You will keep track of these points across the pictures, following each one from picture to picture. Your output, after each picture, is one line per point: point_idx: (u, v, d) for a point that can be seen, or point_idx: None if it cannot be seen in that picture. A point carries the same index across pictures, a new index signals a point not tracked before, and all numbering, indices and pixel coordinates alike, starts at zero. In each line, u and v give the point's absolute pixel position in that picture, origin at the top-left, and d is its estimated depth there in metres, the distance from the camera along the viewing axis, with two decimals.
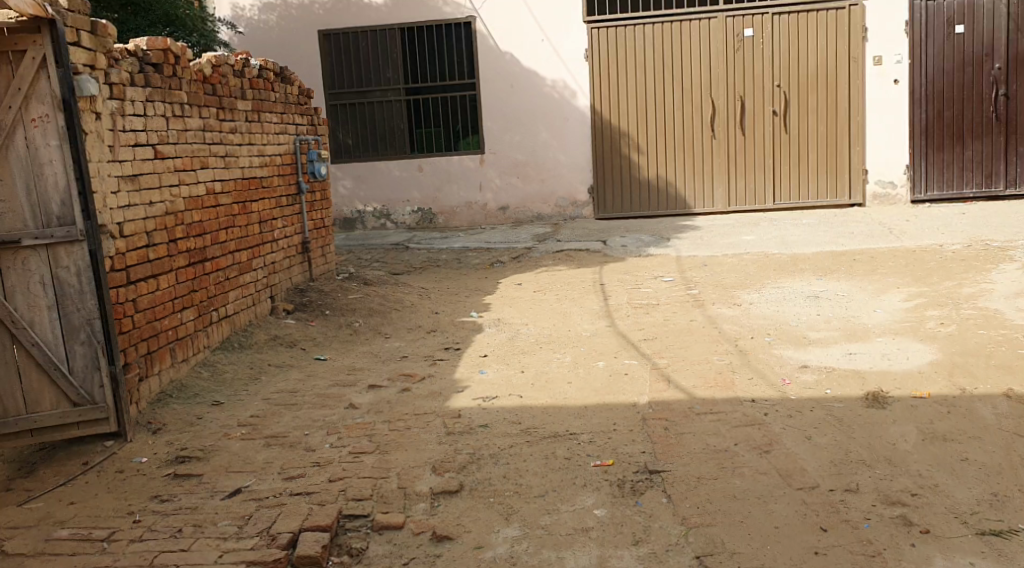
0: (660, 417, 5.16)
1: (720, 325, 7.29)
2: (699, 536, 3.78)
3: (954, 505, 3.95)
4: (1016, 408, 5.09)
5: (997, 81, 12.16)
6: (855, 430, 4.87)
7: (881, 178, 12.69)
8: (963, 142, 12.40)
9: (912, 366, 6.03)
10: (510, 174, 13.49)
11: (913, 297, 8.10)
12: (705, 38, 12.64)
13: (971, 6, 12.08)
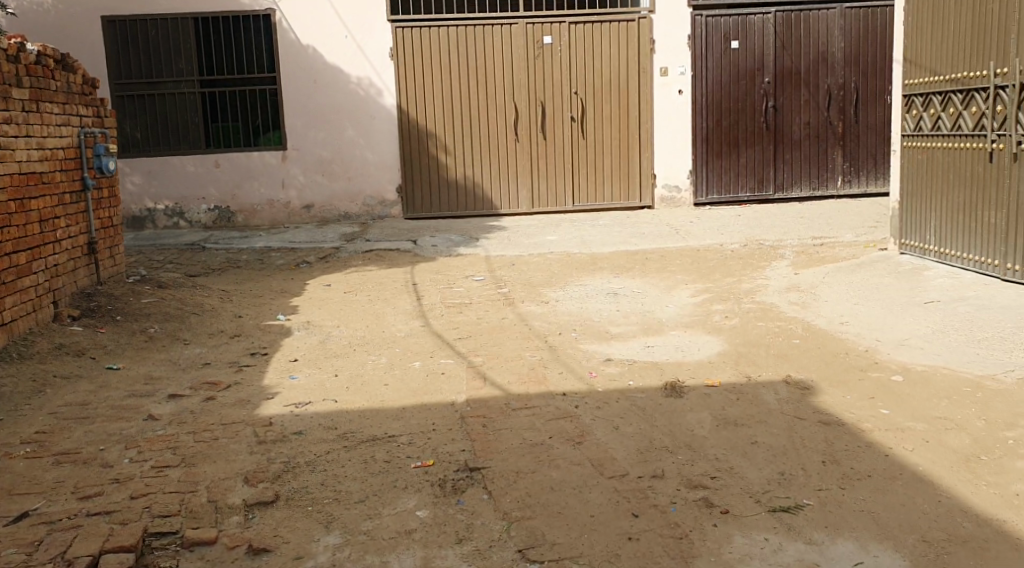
0: (477, 415, 5.24)
1: (529, 323, 7.51)
2: (520, 530, 3.87)
3: (747, 485, 4.31)
4: (794, 393, 5.63)
5: (767, 94, 13.31)
6: (657, 419, 5.19)
7: (669, 182, 13.52)
8: (739, 150, 13.47)
9: (704, 356, 6.50)
10: (314, 171, 13.14)
11: (700, 292, 8.72)
12: (505, 42, 12.93)
13: (745, 24, 13.13)
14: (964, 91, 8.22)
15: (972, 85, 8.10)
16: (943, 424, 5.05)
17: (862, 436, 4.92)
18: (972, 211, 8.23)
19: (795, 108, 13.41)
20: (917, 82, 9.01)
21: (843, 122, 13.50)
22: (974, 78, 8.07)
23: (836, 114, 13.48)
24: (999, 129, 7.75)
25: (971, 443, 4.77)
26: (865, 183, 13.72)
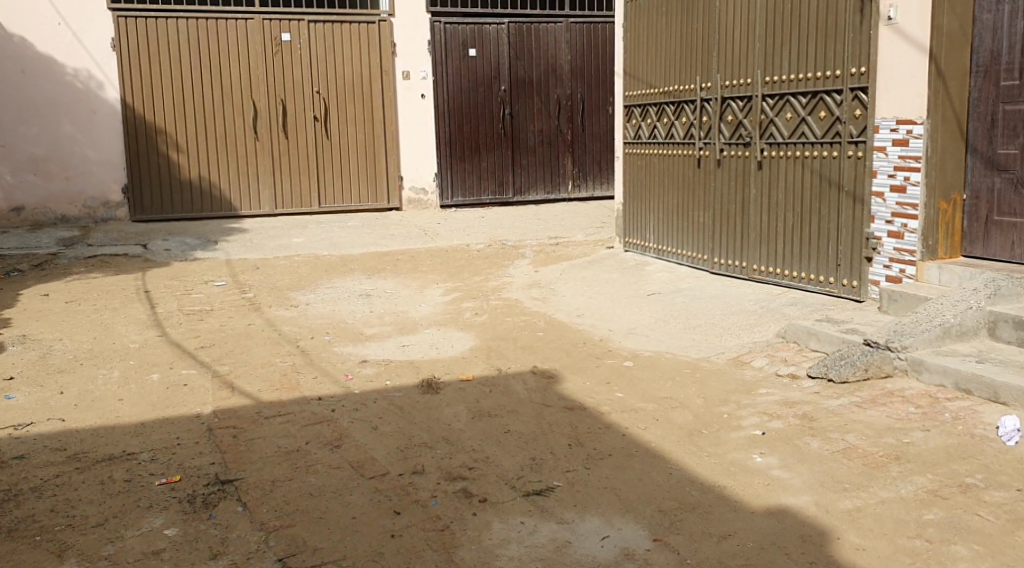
0: (227, 425, 5.02)
1: (279, 327, 7.30)
2: (280, 538, 3.77)
3: (503, 473, 4.51)
4: (542, 383, 5.95)
5: (503, 101, 13.87)
6: (415, 416, 5.27)
7: (414, 184, 13.66)
8: (479, 154, 13.92)
9: (456, 352, 6.68)
10: (26, 170, 11.85)
11: (450, 291, 8.93)
12: (239, 38, 12.42)
13: (481, 33, 13.60)
14: (676, 103, 9.09)
15: (682, 97, 8.98)
16: (670, 403, 5.57)
17: (602, 418, 5.31)
18: (685, 212, 9.10)
19: (530, 115, 14.09)
20: (636, 94, 9.84)
21: (571, 130, 14.39)
22: (684, 91, 8.95)
23: (565, 122, 14.33)
24: (705, 138, 8.64)
25: (694, 418, 5.31)
26: (592, 187, 14.71)
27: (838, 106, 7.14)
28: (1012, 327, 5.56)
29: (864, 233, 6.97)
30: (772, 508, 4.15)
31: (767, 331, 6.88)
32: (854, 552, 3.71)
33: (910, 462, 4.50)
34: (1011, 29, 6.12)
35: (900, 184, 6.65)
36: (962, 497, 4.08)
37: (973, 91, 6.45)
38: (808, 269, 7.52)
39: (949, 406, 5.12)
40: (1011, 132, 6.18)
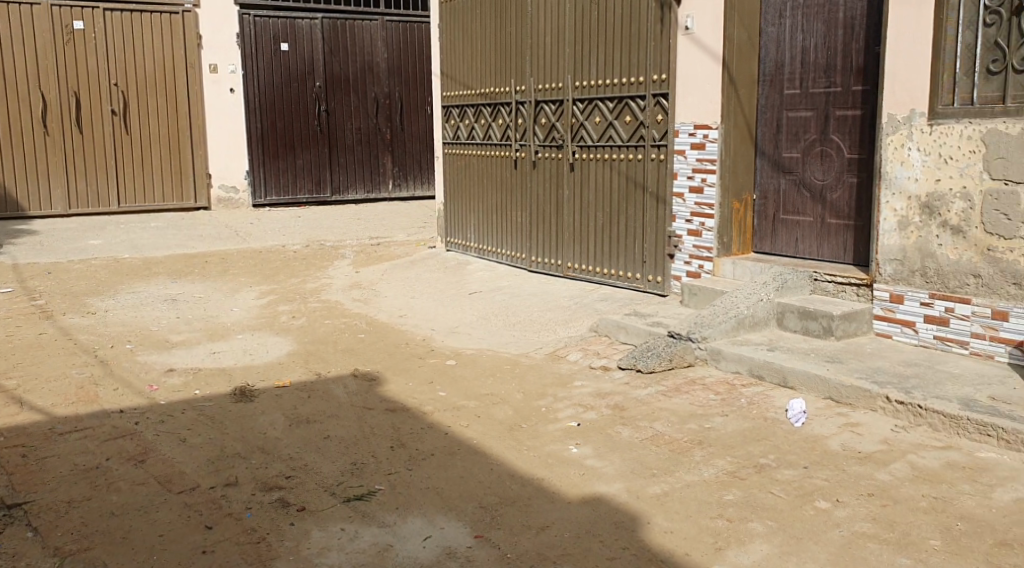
0: (15, 445, 4.61)
1: (75, 336, 6.79)
2: (77, 563, 3.51)
3: (322, 480, 4.42)
4: (362, 385, 5.87)
5: (318, 98, 13.55)
6: (227, 426, 5.06)
7: (225, 183, 13.07)
8: (294, 152, 13.53)
9: (272, 357, 6.46)
10: None
11: (265, 293, 8.63)
12: (23, 25, 11.46)
13: (293, 27, 13.20)
14: (492, 105, 9.23)
15: (497, 99, 9.13)
16: (490, 399, 5.66)
17: (423, 418, 5.32)
18: (503, 212, 9.26)
19: (347, 113, 13.85)
20: (454, 95, 9.91)
21: (390, 129, 14.27)
22: (499, 93, 9.11)
23: (384, 121, 14.19)
24: (520, 140, 8.84)
25: (512, 413, 5.43)
26: (412, 187, 14.66)
27: (642, 111, 7.50)
28: (797, 317, 6.07)
29: (667, 231, 7.36)
30: (587, 497, 4.31)
31: (581, 325, 7.13)
32: (663, 535, 3.91)
33: (712, 446, 4.80)
34: (792, 42, 6.66)
35: (697, 185, 7.09)
36: (757, 477, 4.39)
37: (761, 98, 6.97)
38: (617, 266, 7.86)
39: (744, 392, 5.51)
40: (793, 136, 6.73)
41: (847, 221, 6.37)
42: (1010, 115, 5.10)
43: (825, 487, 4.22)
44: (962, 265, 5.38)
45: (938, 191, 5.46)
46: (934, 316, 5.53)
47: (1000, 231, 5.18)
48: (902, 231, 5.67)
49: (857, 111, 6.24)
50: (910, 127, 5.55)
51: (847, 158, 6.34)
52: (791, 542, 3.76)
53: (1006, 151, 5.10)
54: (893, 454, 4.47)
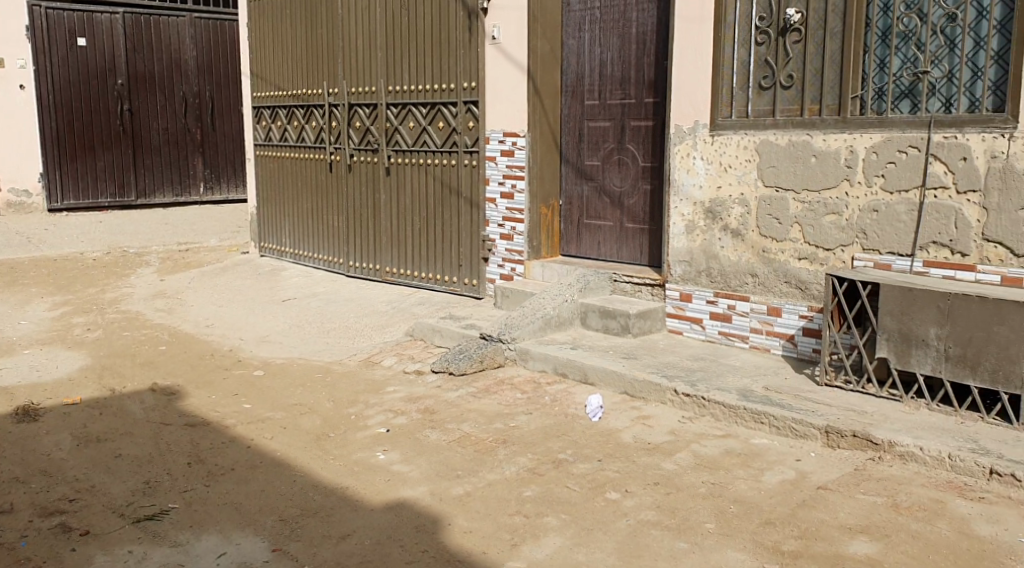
0: None
1: None
2: None
3: (109, 501, 4.20)
4: (161, 400, 5.63)
5: (120, 96, 12.80)
6: (5, 449, 4.72)
7: (16, 186, 12.15)
8: (94, 153, 12.70)
9: (62, 374, 6.07)
10: None
11: (57, 305, 8.09)
12: None
13: (90, 21, 12.44)
14: (304, 107, 9.07)
15: (310, 101, 8.96)
16: (298, 409, 5.56)
17: (226, 432, 5.16)
18: (318, 216, 9.12)
19: (152, 112, 13.15)
20: (264, 96, 9.66)
21: (200, 129, 13.67)
22: (312, 95, 8.95)
23: (193, 121, 13.58)
24: (334, 143, 8.74)
25: (320, 422, 5.36)
26: (225, 190, 14.10)
27: (453, 117, 7.62)
28: (599, 316, 6.36)
29: (480, 235, 7.51)
30: (390, 502, 4.32)
31: (396, 330, 7.14)
32: (462, 536, 3.98)
33: (514, 445, 4.94)
34: (591, 55, 6.96)
35: (508, 191, 7.26)
36: (555, 472, 4.57)
37: (564, 108, 7.23)
38: (433, 270, 7.93)
39: (549, 390, 5.72)
40: (594, 145, 7.03)
41: (643, 225, 6.74)
42: (779, 126, 5.56)
43: (615, 479, 4.44)
44: (742, 265, 5.82)
45: (720, 197, 5.88)
46: (718, 313, 5.97)
47: (773, 234, 5.64)
48: (690, 234, 6.08)
49: (650, 121, 6.61)
50: (695, 137, 5.97)
51: (642, 166, 6.70)
52: (582, 535, 3.93)
53: (776, 161, 5.56)
54: (678, 444, 4.77)
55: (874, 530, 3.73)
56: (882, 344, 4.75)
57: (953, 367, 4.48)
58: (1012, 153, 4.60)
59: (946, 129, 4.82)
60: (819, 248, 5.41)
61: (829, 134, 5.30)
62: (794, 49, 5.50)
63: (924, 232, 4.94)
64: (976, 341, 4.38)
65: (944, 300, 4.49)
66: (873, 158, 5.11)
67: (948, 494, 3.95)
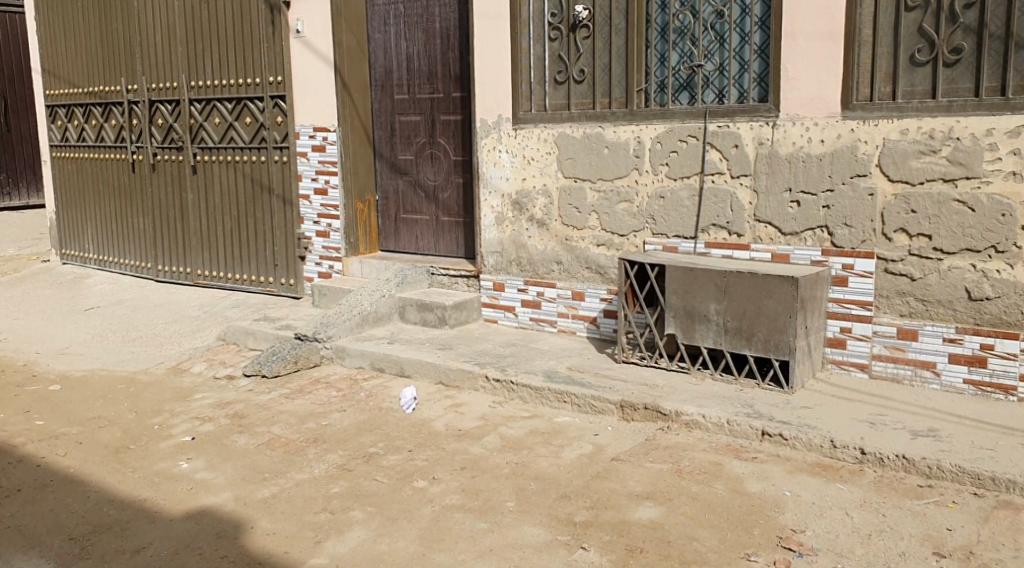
0: None
1: None
2: None
3: None
4: None
5: None
6: None
7: None
8: None
9: None
10: None
11: None
12: None
13: None
14: (102, 105, 8.62)
15: (108, 98, 8.53)
16: (97, 423, 5.32)
17: (14, 452, 4.86)
18: (123, 219, 8.70)
19: None
20: (58, 93, 9.10)
21: None
22: (109, 92, 8.52)
23: None
24: (135, 141, 8.35)
25: (121, 434, 5.14)
26: (24, 196, 13.15)
27: (261, 113, 7.45)
28: (415, 310, 6.42)
29: (295, 233, 7.39)
30: (190, 511, 4.20)
31: (208, 335, 6.92)
32: (263, 537, 3.93)
33: (325, 442, 4.92)
34: (397, 49, 6.99)
35: (321, 187, 7.19)
36: (363, 466, 4.58)
37: (374, 103, 7.22)
38: (248, 271, 7.73)
39: (364, 385, 5.72)
40: (406, 140, 7.07)
41: (458, 218, 6.86)
42: (574, 120, 5.80)
43: (423, 467, 4.51)
44: (547, 253, 6.03)
45: (524, 189, 6.07)
46: (528, 300, 6.16)
47: (573, 223, 5.87)
48: (499, 225, 6.24)
49: (458, 116, 6.72)
50: (499, 131, 6.14)
51: (452, 160, 6.81)
52: (386, 524, 3.96)
53: (573, 152, 5.79)
54: (486, 428, 4.90)
55: (659, 495, 3.97)
56: (671, 321, 5.06)
57: (732, 339, 4.83)
58: (775, 140, 5.00)
59: (720, 119, 5.19)
60: (615, 234, 5.70)
61: (619, 126, 5.59)
62: (584, 45, 5.75)
63: (705, 216, 5.29)
64: (750, 314, 4.74)
65: (720, 278, 4.83)
66: (658, 147, 5.42)
67: (726, 456, 4.27)
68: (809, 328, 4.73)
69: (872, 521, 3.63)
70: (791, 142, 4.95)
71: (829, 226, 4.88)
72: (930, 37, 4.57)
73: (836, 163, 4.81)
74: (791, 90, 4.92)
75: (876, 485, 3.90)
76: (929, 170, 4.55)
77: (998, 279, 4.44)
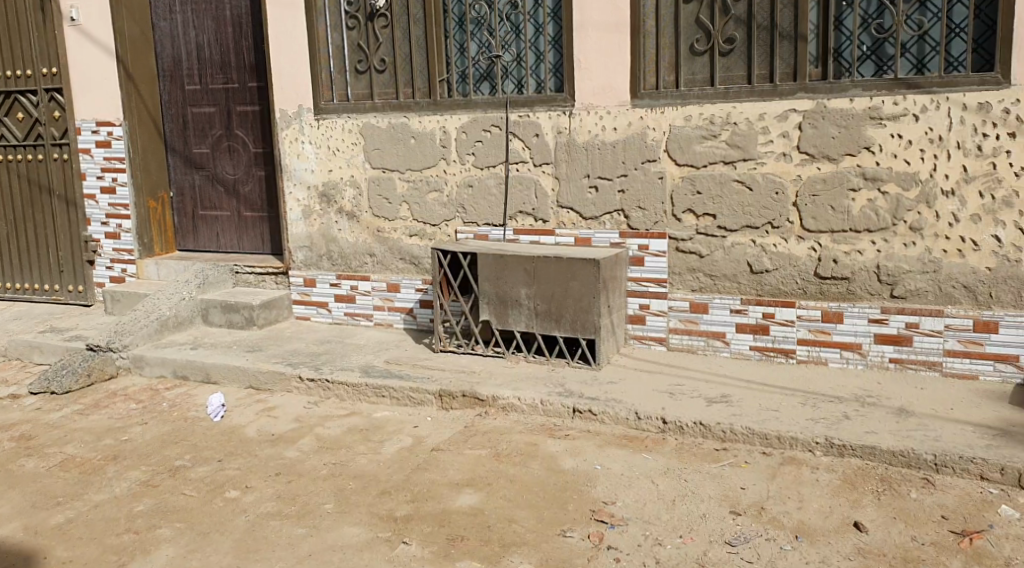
0: None
1: None
2: None
3: None
4: None
5: None
6: None
7: None
8: None
9: None
10: None
11: None
12: None
13: None
14: None
15: None
16: None
17: None
18: None
19: None
20: None
21: None
22: None
23: None
24: None
25: None
26: None
27: (35, 107, 6.86)
28: (220, 311, 6.15)
29: (81, 236, 6.87)
30: None
31: None
32: None
33: (126, 459, 4.62)
34: (185, 38, 6.62)
35: (108, 185, 6.72)
36: (170, 481, 4.34)
37: (163, 94, 6.81)
38: (30, 280, 7.12)
39: (167, 395, 5.42)
40: (200, 133, 6.73)
41: (261, 213, 6.62)
42: (377, 110, 5.74)
43: (235, 476, 4.33)
44: (359, 246, 5.95)
45: (331, 181, 5.95)
46: (341, 294, 6.05)
47: (383, 214, 5.82)
48: (306, 219, 6.08)
49: (255, 107, 6.47)
50: (300, 122, 5.97)
51: (252, 153, 6.55)
52: (197, 540, 3.78)
53: (378, 143, 5.73)
54: (301, 430, 4.77)
55: (478, 482, 4.03)
56: (484, 307, 5.13)
57: (542, 322, 4.96)
58: (572, 128, 5.17)
59: (520, 109, 5.30)
60: (426, 224, 5.70)
61: (423, 116, 5.58)
62: (383, 34, 5.69)
63: (511, 204, 5.40)
64: (557, 296, 4.89)
65: (528, 262, 4.95)
66: (463, 137, 5.47)
67: (541, 436, 4.40)
68: (612, 307, 4.94)
69: (676, 487, 3.85)
70: (587, 130, 5.13)
71: (626, 209, 5.11)
72: (706, 27, 4.87)
73: (629, 148, 5.03)
74: (584, 79, 5.10)
75: (679, 452, 4.14)
76: (712, 153, 4.86)
77: (775, 252, 4.82)
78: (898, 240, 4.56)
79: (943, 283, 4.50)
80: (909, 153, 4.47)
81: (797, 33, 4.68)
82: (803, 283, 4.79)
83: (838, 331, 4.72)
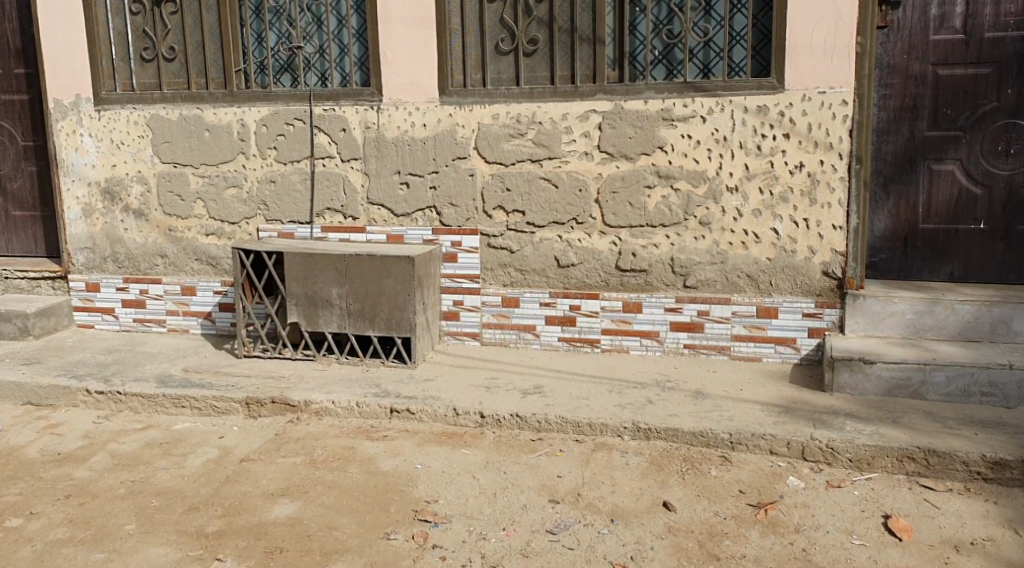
0: None
1: None
2: None
3: None
4: None
5: None
6: None
7: None
8: None
9: None
10: None
11: None
12: None
13: None
14: None
15: None
16: None
17: None
18: None
19: None
20: None
21: None
22: None
23: None
24: None
25: None
26: None
27: None
28: None
29: None
30: None
31: None
32: None
33: None
34: None
35: None
36: None
37: None
38: None
39: None
40: None
41: (33, 212, 6.02)
42: (167, 101, 5.37)
43: (16, 502, 3.91)
44: (148, 246, 5.54)
45: (115, 176, 5.51)
46: (131, 299, 5.63)
47: (176, 212, 5.46)
48: (87, 218, 5.60)
49: (23, 96, 5.87)
50: (79, 112, 5.49)
51: (20, 146, 5.94)
52: None
53: (170, 136, 5.37)
54: (92, 448, 4.39)
55: (294, 490, 3.88)
56: (292, 308, 4.96)
57: (354, 322, 4.86)
58: (380, 124, 5.09)
59: (324, 103, 5.15)
60: (224, 222, 5.41)
61: (219, 108, 5.29)
62: (172, 21, 5.34)
63: (318, 201, 5.24)
64: (370, 295, 4.81)
65: (339, 261, 4.83)
66: (264, 131, 5.24)
67: (358, 439, 4.30)
68: (425, 305, 4.93)
69: (496, 480, 3.90)
70: (395, 126, 5.07)
71: (436, 206, 5.10)
72: (510, 27, 4.95)
73: (438, 146, 5.03)
74: (390, 74, 5.04)
75: (496, 446, 4.19)
76: (519, 151, 4.95)
77: (579, 247, 4.98)
78: (690, 234, 4.86)
79: (730, 274, 4.84)
80: (698, 152, 4.77)
81: (595, 36, 4.86)
82: (605, 276, 4.99)
83: (639, 321, 4.96)
